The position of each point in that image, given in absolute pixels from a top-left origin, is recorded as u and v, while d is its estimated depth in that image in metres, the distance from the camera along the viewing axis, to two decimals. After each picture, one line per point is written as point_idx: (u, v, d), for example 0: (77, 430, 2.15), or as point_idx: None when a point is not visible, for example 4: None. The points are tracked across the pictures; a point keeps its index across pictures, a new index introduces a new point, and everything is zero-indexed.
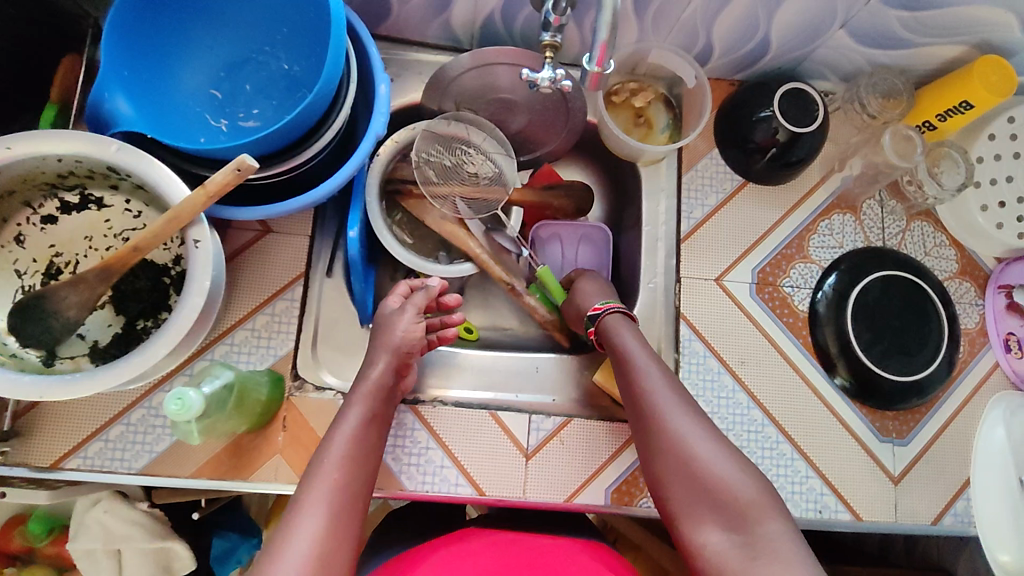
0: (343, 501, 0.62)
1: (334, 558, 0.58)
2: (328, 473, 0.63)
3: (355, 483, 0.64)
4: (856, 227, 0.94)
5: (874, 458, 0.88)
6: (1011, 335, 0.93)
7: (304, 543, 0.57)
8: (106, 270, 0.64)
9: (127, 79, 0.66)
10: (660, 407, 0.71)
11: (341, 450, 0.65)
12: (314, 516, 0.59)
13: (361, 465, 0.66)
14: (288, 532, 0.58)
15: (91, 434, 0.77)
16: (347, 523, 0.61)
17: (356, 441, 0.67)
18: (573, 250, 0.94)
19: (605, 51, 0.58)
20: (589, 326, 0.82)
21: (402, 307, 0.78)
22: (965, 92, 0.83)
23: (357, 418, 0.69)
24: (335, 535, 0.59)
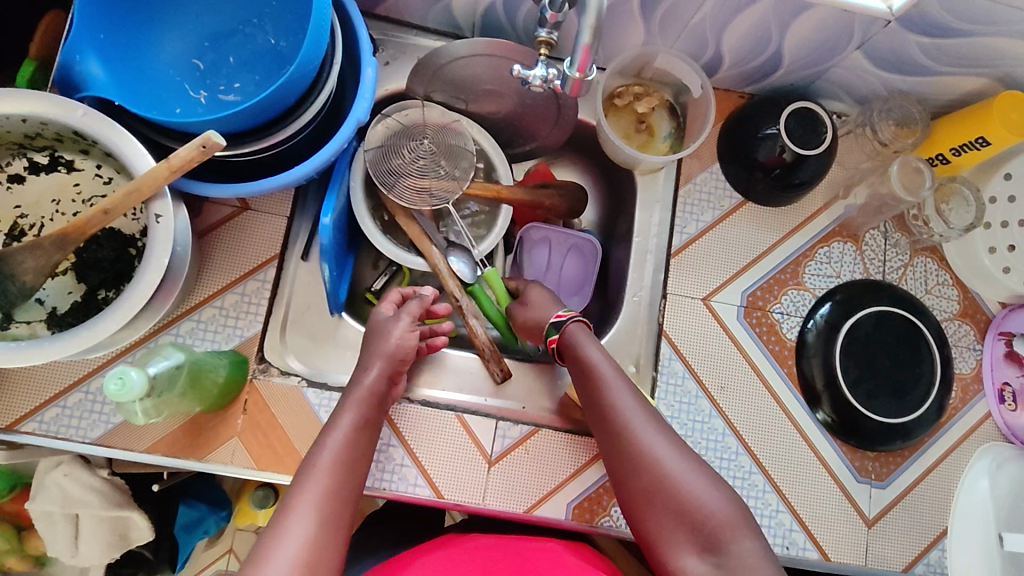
0: (332, 504, 0.61)
1: (324, 558, 0.58)
2: (320, 477, 0.62)
3: (347, 488, 0.64)
4: (856, 257, 0.90)
5: (851, 499, 0.84)
6: (1006, 386, 0.89)
7: (293, 547, 0.57)
8: (62, 237, 0.62)
9: (103, 42, 0.65)
10: (632, 427, 0.68)
11: (333, 456, 0.65)
12: (303, 519, 0.59)
13: (351, 470, 0.65)
14: (275, 538, 0.57)
15: (49, 399, 0.76)
16: (336, 525, 0.60)
17: (348, 447, 0.67)
18: (560, 258, 0.92)
19: (587, 55, 0.57)
20: (550, 335, 0.78)
21: (396, 315, 0.78)
22: (983, 128, 0.79)
23: (350, 425, 0.68)
24: (323, 535, 0.59)
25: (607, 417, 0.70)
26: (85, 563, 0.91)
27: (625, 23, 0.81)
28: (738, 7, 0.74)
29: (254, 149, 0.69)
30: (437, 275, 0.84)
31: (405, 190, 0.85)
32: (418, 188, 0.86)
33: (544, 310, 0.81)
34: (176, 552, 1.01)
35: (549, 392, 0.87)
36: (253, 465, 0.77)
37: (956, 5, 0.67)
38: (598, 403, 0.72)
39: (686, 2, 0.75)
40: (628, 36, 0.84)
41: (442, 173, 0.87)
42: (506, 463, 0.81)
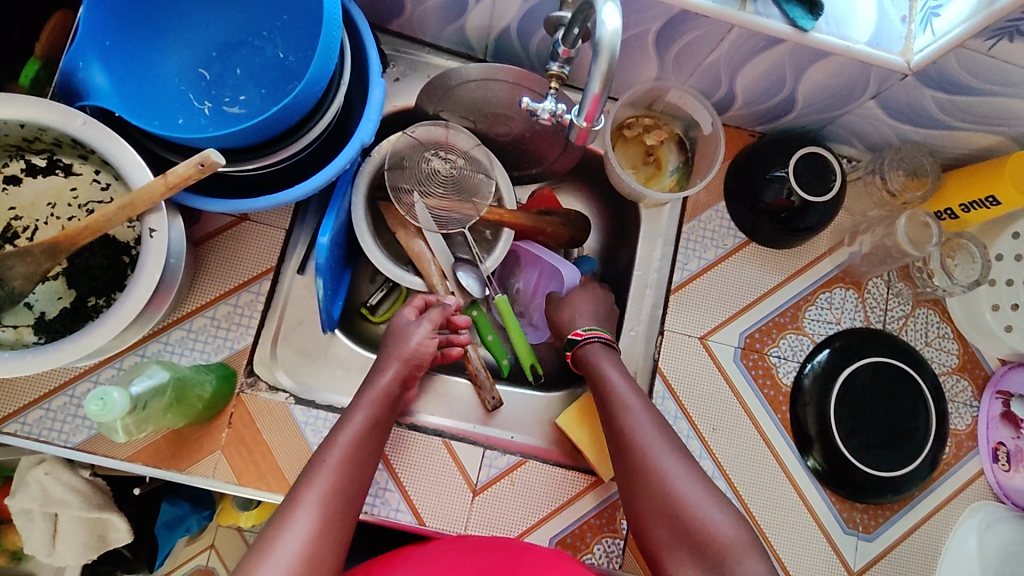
0: (333, 504, 0.61)
1: (323, 557, 0.57)
2: (328, 473, 0.62)
3: (353, 489, 0.63)
4: (858, 304, 0.89)
5: (836, 550, 0.84)
6: (1001, 446, 0.88)
7: (294, 541, 0.57)
8: (53, 247, 0.61)
9: (107, 49, 0.64)
10: (657, 457, 0.69)
11: (341, 453, 0.65)
12: (305, 516, 0.59)
13: (359, 472, 0.65)
14: (276, 533, 0.57)
15: (32, 401, 0.75)
16: (337, 527, 0.60)
17: (357, 446, 0.66)
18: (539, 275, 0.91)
19: (597, 103, 0.56)
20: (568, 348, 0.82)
21: (419, 319, 0.77)
22: (994, 187, 0.78)
23: (360, 426, 0.68)
24: (323, 534, 0.58)
25: (631, 443, 0.71)
26: (60, 563, 0.89)
27: (640, 56, 0.80)
28: (755, 50, 0.73)
29: (258, 166, 0.68)
30: (431, 289, 0.84)
31: (419, 214, 0.86)
32: (432, 209, 0.87)
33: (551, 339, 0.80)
34: (155, 552, 1.00)
35: (539, 423, 0.86)
36: (234, 479, 0.76)
37: (976, 65, 0.67)
38: (621, 427, 0.73)
39: (701, 41, 0.74)
40: (642, 69, 0.83)
41: (456, 194, 0.87)
42: (491, 493, 0.80)
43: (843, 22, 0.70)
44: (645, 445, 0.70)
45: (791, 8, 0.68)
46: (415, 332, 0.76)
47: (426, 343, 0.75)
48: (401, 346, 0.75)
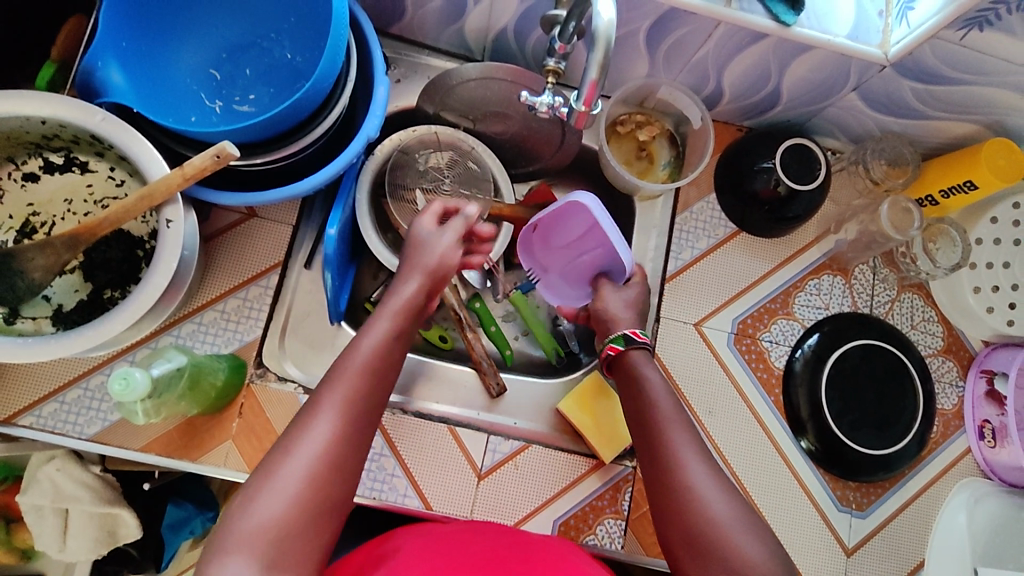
0: (360, 404, 0.58)
1: (349, 455, 0.56)
2: (352, 379, 0.59)
3: (380, 387, 0.60)
4: (845, 290, 0.92)
5: (830, 527, 0.86)
6: (987, 423, 0.90)
7: (319, 438, 0.55)
8: (74, 238, 0.64)
9: (124, 50, 0.67)
10: (689, 473, 0.62)
11: (365, 358, 0.60)
12: (326, 419, 0.56)
13: (387, 374, 0.62)
14: (301, 430, 0.56)
15: (47, 394, 0.77)
16: (360, 433, 0.57)
17: (382, 352, 0.61)
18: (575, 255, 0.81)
19: (594, 90, 0.59)
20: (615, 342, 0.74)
21: (440, 230, 0.72)
22: (971, 172, 0.82)
23: (385, 332, 0.63)
24: (349, 432, 0.57)
25: (657, 451, 0.65)
26: (71, 559, 0.90)
27: (631, 54, 0.84)
28: (740, 46, 0.77)
29: (266, 161, 0.71)
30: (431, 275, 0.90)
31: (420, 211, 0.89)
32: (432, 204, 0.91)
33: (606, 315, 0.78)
34: (162, 550, 0.99)
35: (541, 408, 0.88)
36: (246, 468, 0.78)
37: (950, 55, 0.71)
38: (647, 424, 0.67)
39: (690, 38, 0.78)
40: (633, 67, 0.87)
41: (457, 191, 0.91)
42: (496, 477, 0.82)
43: (824, 18, 0.74)
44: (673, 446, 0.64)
45: (774, 4, 0.72)
46: (442, 238, 0.70)
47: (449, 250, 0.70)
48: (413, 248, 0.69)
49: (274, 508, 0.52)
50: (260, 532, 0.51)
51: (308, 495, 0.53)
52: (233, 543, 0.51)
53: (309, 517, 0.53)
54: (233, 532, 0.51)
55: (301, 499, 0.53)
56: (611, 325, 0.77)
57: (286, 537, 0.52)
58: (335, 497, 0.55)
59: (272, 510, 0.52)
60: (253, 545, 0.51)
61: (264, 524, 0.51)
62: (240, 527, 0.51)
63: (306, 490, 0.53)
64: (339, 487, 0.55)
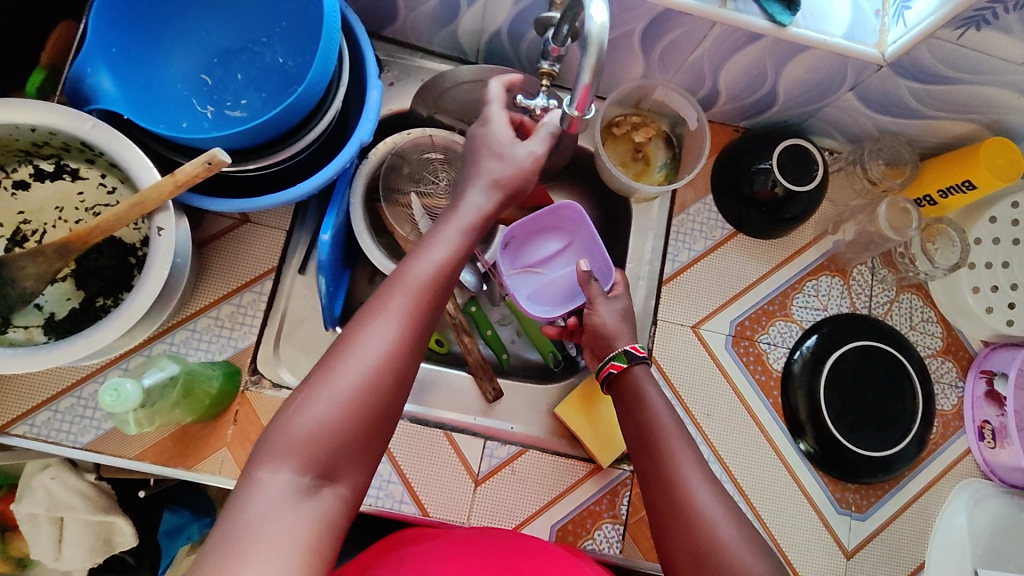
0: (419, 318, 0.56)
1: (405, 369, 0.55)
2: (416, 289, 0.57)
3: (438, 304, 0.59)
4: (843, 291, 0.92)
5: (830, 530, 0.86)
6: (986, 424, 0.90)
7: (375, 345, 0.54)
8: (64, 247, 0.63)
9: (114, 56, 0.66)
10: (687, 486, 0.62)
11: (429, 269, 0.59)
12: (389, 323, 0.55)
13: (444, 291, 0.60)
14: (361, 330, 0.54)
15: (40, 403, 0.76)
16: (419, 343, 0.56)
17: (446, 267, 0.60)
18: (553, 270, 0.88)
19: (587, 93, 0.57)
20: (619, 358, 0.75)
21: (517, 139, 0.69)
22: (969, 172, 0.81)
23: (450, 246, 0.61)
24: (407, 345, 0.55)
25: (663, 474, 0.64)
26: (67, 568, 0.89)
27: (626, 55, 0.83)
28: (736, 46, 0.76)
29: (259, 166, 0.70)
30: None
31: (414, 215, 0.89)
32: (427, 208, 0.90)
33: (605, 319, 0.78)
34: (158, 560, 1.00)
35: (538, 413, 0.87)
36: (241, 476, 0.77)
37: (948, 54, 0.70)
38: (654, 447, 0.66)
39: (685, 38, 0.77)
40: (628, 68, 0.86)
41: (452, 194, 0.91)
42: (493, 482, 0.82)
43: (820, 17, 0.73)
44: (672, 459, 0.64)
45: (769, 3, 0.71)
46: (523, 154, 0.68)
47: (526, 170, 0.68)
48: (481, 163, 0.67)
49: (329, 406, 0.51)
50: (313, 435, 0.50)
51: (360, 401, 0.52)
52: (285, 443, 0.50)
53: (362, 425, 0.52)
54: (285, 433, 0.50)
55: (355, 401, 0.52)
56: (611, 341, 0.78)
57: (337, 445, 0.51)
58: (388, 403, 0.54)
59: (328, 413, 0.51)
60: (305, 448, 0.50)
61: (317, 427, 0.50)
62: (294, 428, 0.50)
63: (362, 397, 0.52)
64: (394, 394, 0.54)
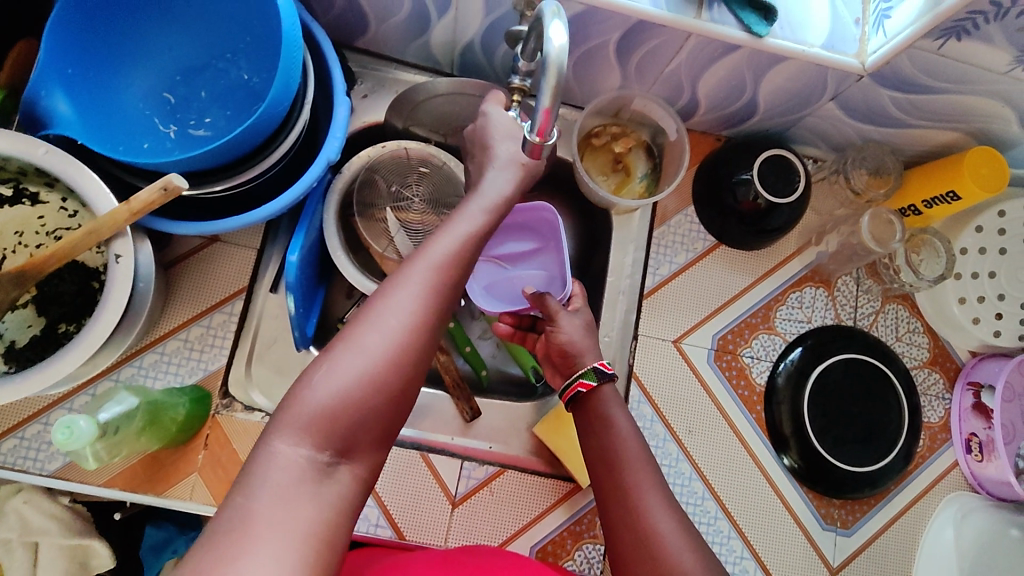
0: (442, 292, 0.55)
1: (427, 343, 0.54)
2: (442, 263, 0.56)
3: (460, 279, 0.58)
4: (828, 302, 0.90)
5: (815, 546, 0.84)
6: (973, 437, 0.88)
7: (402, 317, 0.53)
8: (19, 276, 0.62)
9: (70, 77, 0.64)
10: (650, 516, 0.61)
11: (456, 244, 0.58)
12: (415, 294, 0.54)
13: (468, 267, 0.59)
14: (388, 300, 0.53)
15: (6, 430, 0.74)
16: (442, 317, 0.56)
17: (472, 243, 0.59)
18: (522, 271, 0.86)
19: (548, 117, 0.56)
20: (588, 376, 0.71)
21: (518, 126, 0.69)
22: (954, 182, 0.79)
23: (478, 224, 0.61)
24: (430, 318, 0.54)
25: (623, 499, 0.63)
26: None
27: (602, 66, 0.81)
28: (712, 57, 0.74)
29: (225, 187, 0.68)
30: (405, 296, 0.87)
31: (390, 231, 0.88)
32: (404, 223, 0.89)
33: (577, 337, 0.75)
34: None
35: (516, 431, 0.86)
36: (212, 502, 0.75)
37: (928, 64, 0.68)
38: (614, 471, 0.66)
39: (661, 50, 0.75)
40: (605, 79, 0.84)
41: (429, 209, 0.89)
42: (472, 503, 0.80)
43: (798, 26, 0.71)
44: (633, 485, 0.64)
45: (746, 14, 0.69)
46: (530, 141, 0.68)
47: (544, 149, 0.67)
48: (495, 149, 0.67)
49: (354, 376, 0.50)
50: (333, 404, 0.49)
51: (385, 371, 0.51)
52: (306, 411, 0.48)
53: (382, 397, 0.51)
54: (306, 401, 0.49)
55: (381, 372, 0.51)
56: (578, 359, 0.74)
57: (357, 416, 0.50)
58: (411, 375, 0.53)
59: (350, 382, 0.50)
60: (325, 419, 0.49)
61: (338, 396, 0.49)
62: (315, 396, 0.49)
63: (384, 367, 0.51)
64: (417, 367, 0.53)
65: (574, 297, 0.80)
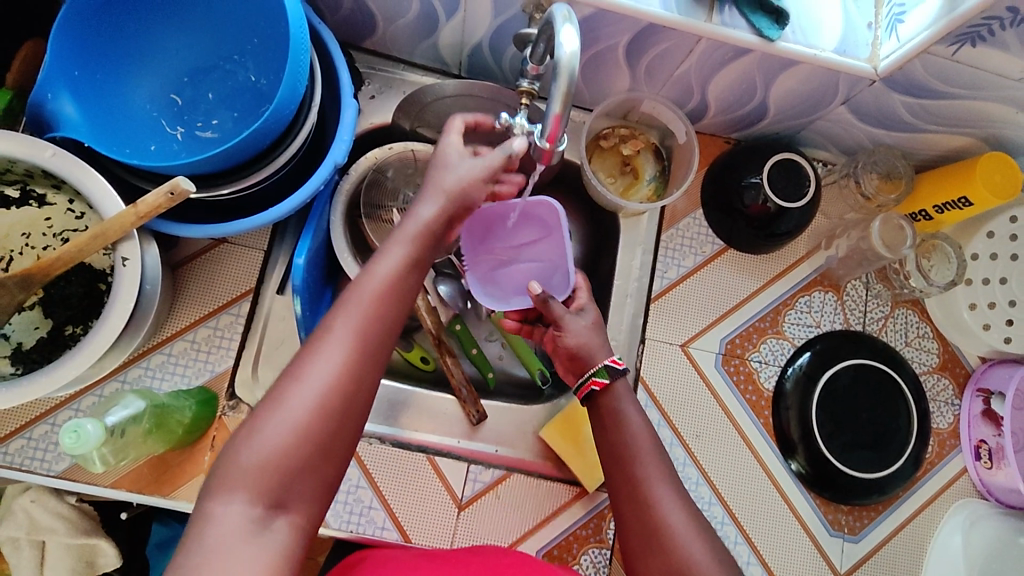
0: (368, 343, 0.55)
1: (356, 394, 0.53)
2: (364, 308, 0.56)
3: (389, 324, 0.57)
4: (837, 307, 0.90)
5: (821, 551, 0.84)
6: (983, 443, 0.87)
7: (324, 371, 0.53)
8: (27, 278, 0.62)
9: (77, 79, 0.64)
10: (663, 512, 0.61)
11: (379, 285, 0.57)
12: (338, 346, 0.54)
13: (398, 306, 0.58)
14: (310, 355, 0.53)
15: (13, 431, 0.74)
16: (372, 363, 0.55)
17: (397, 281, 0.58)
18: (520, 261, 0.84)
19: (558, 123, 0.56)
20: (602, 376, 0.71)
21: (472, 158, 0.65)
22: (965, 188, 0.79)
23: (403, 258, 0.59)
24: (356, 371, 0.54)
25: (632, 499, 0.63)
26: None
27: (612, 69, 0.80)
28: (723, 60, 0.73)
29: (230, 191, 0.67)
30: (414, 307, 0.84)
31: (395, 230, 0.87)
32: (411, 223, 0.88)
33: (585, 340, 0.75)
34: None
35: (523, 435, 0.85)
36: None
37: (942, 70, 0.67)
38: (622, 468, 0.65)
39: (670, 53, 0.74)
40: (614, 81, 0.84)
41: None
42: (478, 507, 0.80)
43: (809, 30, 0.70)
44: (642, 478, 0.64)
45: (758, 18, 0.68)
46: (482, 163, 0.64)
47: (474, 181, 0.64)
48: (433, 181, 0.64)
49: (279, 437, 0.50)
50: (255, 470, 0.49)
51: (312, 428, 0.51)
52: (229, 482, 0.49)
53: (310, 456, 0.51)
54: (229, 472, 0.49)
55: (306, 430, 0.51)
56: (584, 358, 0.74)
57: (282, 479, 0.50)
58: (343, 427, 0.53)
59: (272, 447, 0.50)
60: (249, 486, 0.49)
61: (261, 463, 0.50)
62: (236, 466, 0.49)
63: (308, 428, 0.51)
64: (348, 418, 0.53)
65: (579, 292, 0.80)
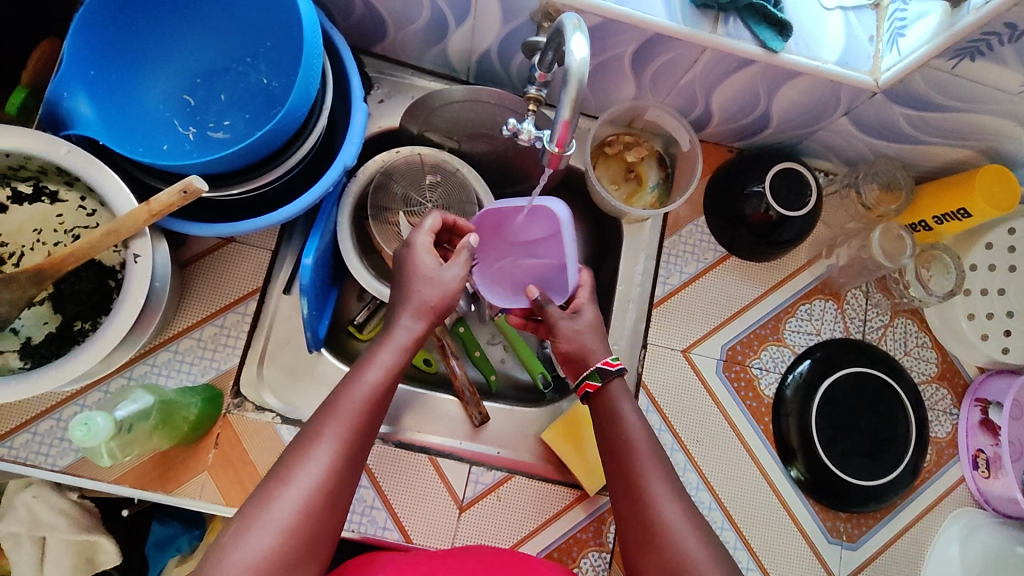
0: (355, 445, 0.58)
1: (340, 493, 0.56)
2: (353, 413, 0.59)
3: (372, 429, 0.60)
4: (837, 315, 0.91)
5: (819, 557, 0.84)
6: (980, 453, 0.88)
7: (313, 472, 0.55)
8: (39, 274, 0.63)
9: (93, 79, 0.65)
10: (661, 510, 0.62)
11: (367, 390, 0.60)
12: (327, 450, 0.56)
13: (381, 411, 0.61)
14: (300, 458, 0.56)
15: (19, 426, 0.75)
16: (355, 466, 0.58)
17: (383, 388, 0.61)
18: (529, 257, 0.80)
19: (567, 129, 0.57)
20: (592, 377, 0.71)
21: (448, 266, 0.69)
22: (964, 200, 0.80)
23: (390, 365, 0.63)
24: (341, 472, 0.56)
25: (632, 499, 0.63)
26: None
27: (618, 77, 0.82)
28: (727, 71, 0.75)
29: (240, 191, 0.68)
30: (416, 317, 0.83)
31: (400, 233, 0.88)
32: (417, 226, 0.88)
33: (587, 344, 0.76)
34: None
35: (525, 437, 0.86)
36: (220, 499, 0.76)
37: (941, 83, 0.69)
38: (622, 470, 0.66)
39: (675, 63, 0.76)
40: (620, 90, 0.85)
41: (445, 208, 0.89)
42: (479, 508, 0.81)
43: (812, 42, 0.72)
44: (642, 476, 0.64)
45: (761, 30, 0.69)
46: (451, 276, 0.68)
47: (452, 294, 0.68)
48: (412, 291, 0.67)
49: (268, 537, 0.52)
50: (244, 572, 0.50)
51: (298, 527, 0.53)
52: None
53: (296, 556, 0.53)
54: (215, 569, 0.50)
55: (293, 530, 0.53)
56: (586, 360, 0.74)
57: None
58: (326, 527, 0.55)
59: (261, 546, 0.51)
60: None
61: (250, 561, 0.51)
62: (224, 565, 0.50)
63: (294, 528, 0.53)
64: (331, 518, 0.55)
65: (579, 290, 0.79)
